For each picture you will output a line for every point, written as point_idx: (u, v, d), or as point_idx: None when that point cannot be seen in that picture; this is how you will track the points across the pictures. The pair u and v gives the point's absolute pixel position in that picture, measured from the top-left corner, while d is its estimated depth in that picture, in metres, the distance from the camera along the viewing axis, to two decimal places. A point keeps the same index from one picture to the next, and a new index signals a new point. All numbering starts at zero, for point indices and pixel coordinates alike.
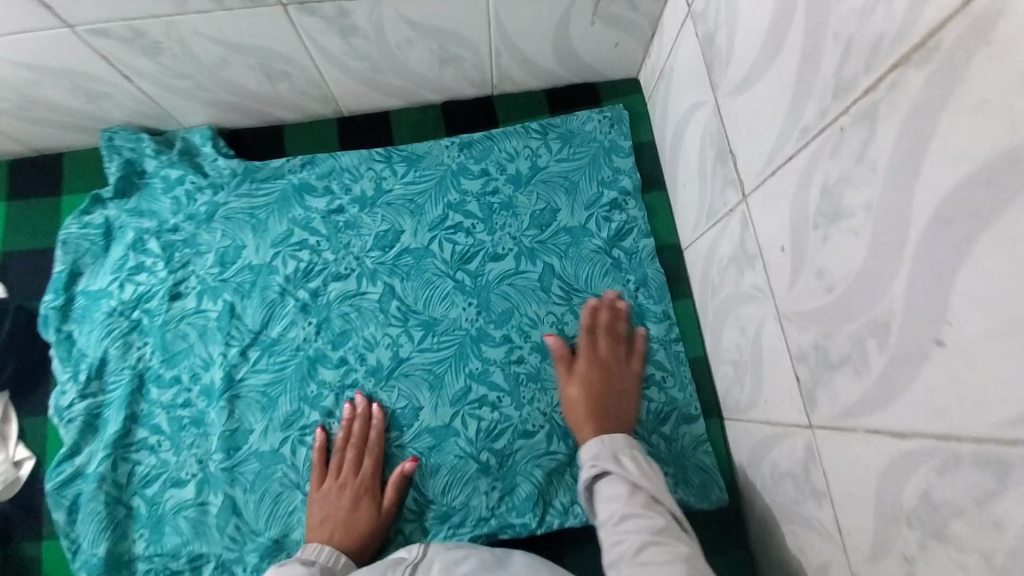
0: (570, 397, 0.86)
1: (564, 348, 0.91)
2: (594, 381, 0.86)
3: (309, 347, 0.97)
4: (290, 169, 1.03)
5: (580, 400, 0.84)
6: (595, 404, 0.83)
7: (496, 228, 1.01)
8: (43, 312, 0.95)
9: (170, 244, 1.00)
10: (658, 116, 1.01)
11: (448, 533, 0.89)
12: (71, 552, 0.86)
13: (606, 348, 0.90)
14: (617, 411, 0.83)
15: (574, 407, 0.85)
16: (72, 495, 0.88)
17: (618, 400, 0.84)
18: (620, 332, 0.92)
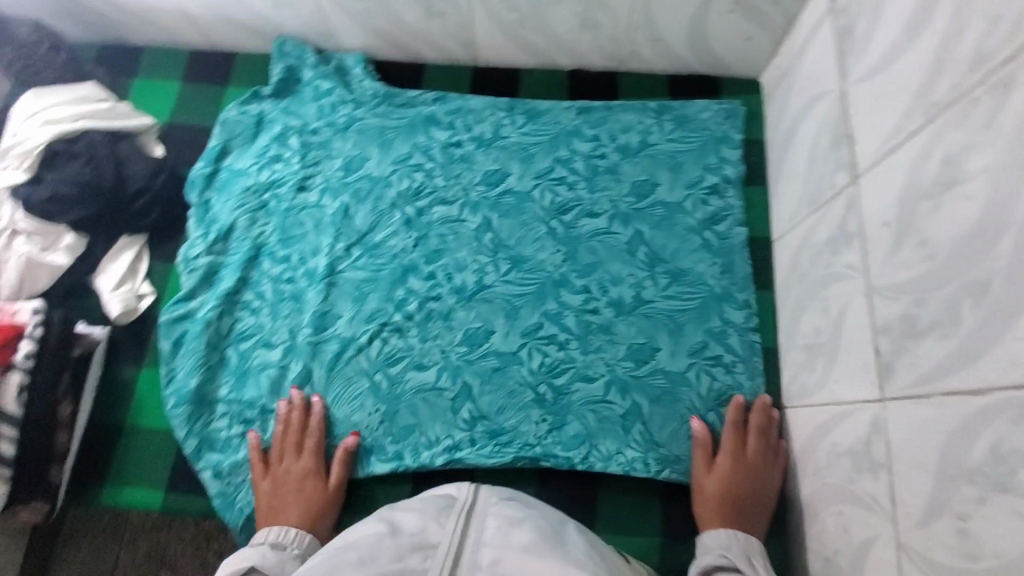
0: (702, 487, 0.87)
1: (708, 437, 0.91)
2: (731, 479, 0.86)
3: (405, 257, 1.04)
4: (423, 101, 1.14)
5: (714, 495, 0.86)
6: (728, 504, 0.85)
7: (598, 188, 1.07)
8: (193, 176, 1.09)
9: (307, 143, 1.11)
10: (774, 113, 1.07)
11: (493, 449, 0.92)
12: (166, 379, 0.97)
13: (752, 450, 0.89)
14: (747, 514, 0.85)
15: (704, 495, 0.87)
16: (179, 332, 0.99)
17: (750, 513, 0.85)
18: (772, 441, 0.90)
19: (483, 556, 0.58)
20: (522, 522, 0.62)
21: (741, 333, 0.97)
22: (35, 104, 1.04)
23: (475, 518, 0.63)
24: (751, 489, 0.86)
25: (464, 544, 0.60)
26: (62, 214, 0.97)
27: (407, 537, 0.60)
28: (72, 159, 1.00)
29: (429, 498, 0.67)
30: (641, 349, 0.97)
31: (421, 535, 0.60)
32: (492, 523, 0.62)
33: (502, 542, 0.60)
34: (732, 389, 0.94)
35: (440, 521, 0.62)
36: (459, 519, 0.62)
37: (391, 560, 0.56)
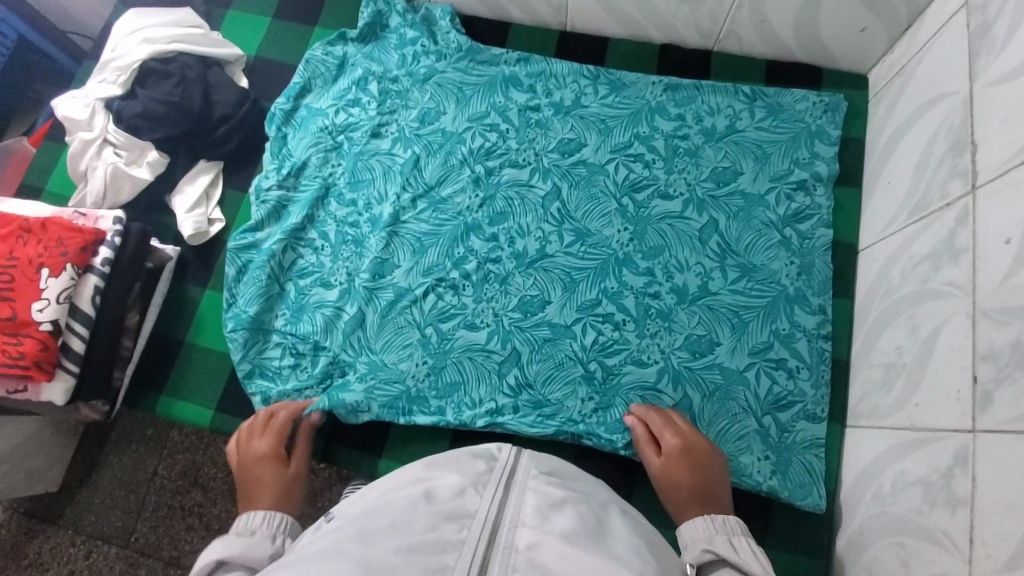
0: (664, 483, 0.81)
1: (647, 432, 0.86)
2: (684, 472, 0.81)
3: (468, 216, 1.02)
4: (506, 61, 1.11)
5: (676, 489, 0.80)
6: (690, 493, 0.79)
7: (675, 169, 1.01)
8: (272, 111, 1.09)
9: (386, 91, 1.11)
10: (880, 112, 0.99)
11: (535, 418, 0.91)
12: (229, 304, 0.99)
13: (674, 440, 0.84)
14: (715, 500, 0.79)
15: (672, 494, 0.80)
16: (243, 261, 1.01)
17: (719, 493, 0.79)
18: (675, 423, 0.85)
19: (520, 538, 0.55)
20: (562, 504, 0.58)
21: (811, 338, 0.91)
22: (134, 24, 1.07)
23: (513, 492, 0.59)
24: (698, 465, 0.80)
25: (501, 523, 0.56)
26: (150, 131, 1.01)
27: (442, 505, 0.57)
28: (165, 79, 1.03)
29: (465, 459, 0.63)
30: (700, 341, 0.93)
31: (458, 503, 0.58)
32: (532, 500, 0.58)
33: (540, 524, 0.55)
34: (793, 397, 0.89)
35: (477, 489, 0.59)
36: (497, 490, 0.59)
37: (424, 529, 0.54)
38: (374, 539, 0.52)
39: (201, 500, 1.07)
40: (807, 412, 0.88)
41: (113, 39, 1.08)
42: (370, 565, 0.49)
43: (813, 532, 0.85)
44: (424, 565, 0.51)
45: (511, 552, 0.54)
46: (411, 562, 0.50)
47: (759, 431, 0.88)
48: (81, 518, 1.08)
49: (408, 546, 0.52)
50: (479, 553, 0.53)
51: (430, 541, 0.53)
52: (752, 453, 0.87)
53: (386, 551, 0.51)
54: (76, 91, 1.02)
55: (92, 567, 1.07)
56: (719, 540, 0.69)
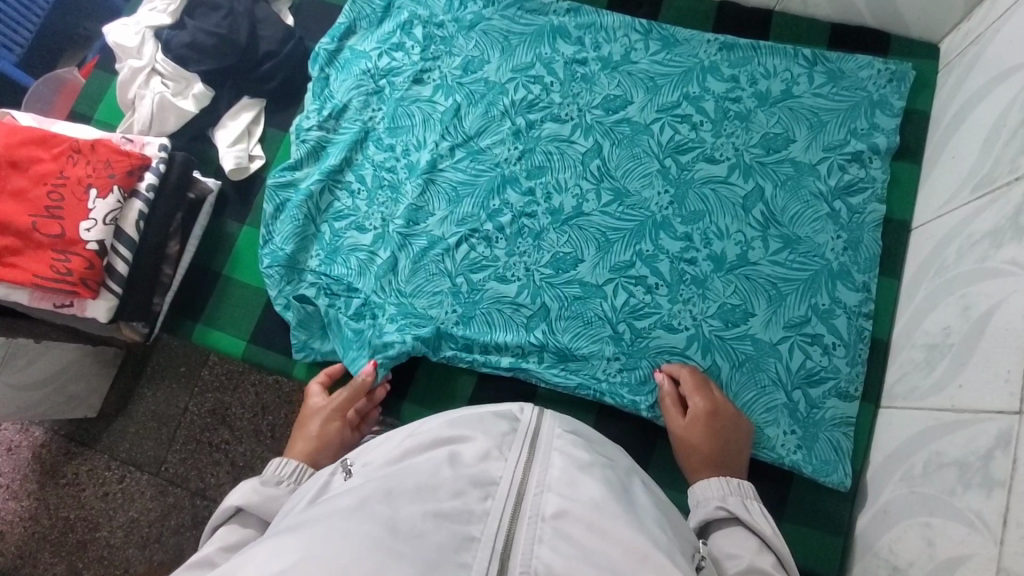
0: (683, 440, 0.83)
1: (674, 391, 0.86)
2: (709, 429, 0.81)
3: (507, 167, 1.01)
4: (555, 11, 1.07)
5: (696, 447, 0.81)
6: (709, 452, 0.80)
7: (723, 133, 0.98)
8: (316, 51, 1.08)
9: (431, 36, 1.08)
10: (950, 84, 0.93)
11: (561, 373, 0.91)
12: (265, 241, 1.00)
13: (705, 403, 0.83)
14: (732, 460, 0.81)
15: (690, 454, 0.82)
16: (280, 199, 1.02)
17: (733, 460, 0.81)
18: (708, 388, 0.85)
19: (546, 505, 0.55)
20: (589, 468, 0.59)
21: (851, 316, 0.88)
22: None
23: (539, 455, 0.60)
24: (716, 432, 0.81)
25: (525, 490, 0.57)
26: (196, 63, 1.02)
27: (466, 469, 0.57)
28: (213, 11, 1.03)
29: (489, 419, 0.65)
30: (733, 310, 0.90)
31: (482, 466, 0.58)
32: (557, 464, 0.59)
33: (568, 490, 0.56)
34: (827, 373, 0.87)
35: (502, 451, 0.60)
36: (522, 452, 0.60)
37: (449, 496, 0.54)
38: (400, 501, 0.52)
39: (228, 439, 1.11)
40: (840, 391, 0.86)
41: None
42: (400, 528, 0.50)
43: (834, 509, 0.84)
44: (452, 532, 0.51)
45: (538, 521, 0.54)
46: (440, 526, 0.51)
47: (788, 405, 0.86)
48: (117, 443, 1.13)
49: (434, 511, 0.52)
50: (504, 520, 0.54)
51: (455, 508, 0.53)
52: (777, 427, 0.86)
53: (413, 514, 0.51)
54: (127, 19, 1.02)
55: (124, 490, 1.12)
56: (732, 500, 0.72)
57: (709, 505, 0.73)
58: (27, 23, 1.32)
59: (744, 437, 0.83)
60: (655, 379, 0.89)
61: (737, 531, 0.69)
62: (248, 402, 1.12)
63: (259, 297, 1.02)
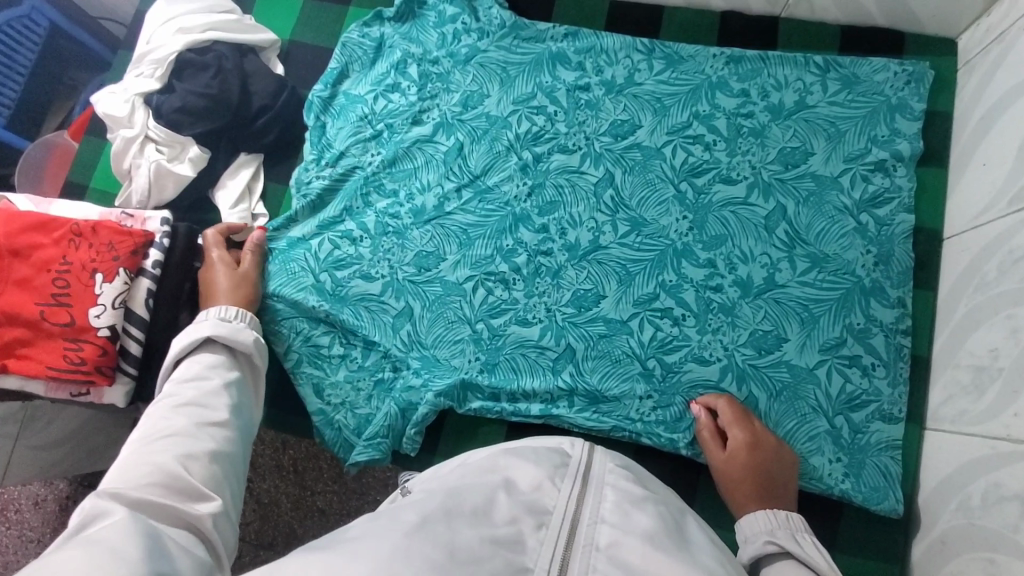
0: (726, 473, 0.80)
1: (711, 423, 0.84)
2: (751, 460, 0.79)
3: (517, 205, 0.97)
4: (552, 37, 1.03)
5: (740, 479, 0.79)
6: (756, 483, 0.77)
7: (738, 151, 0.94)
8: (309, 99, 1.05)
9: (427, 74, 1.04)
10: (973, 83, 0.90)
11: (593, 415, 0.88)
12: (278, 289, 0.96)
13: (744, 434, 0.80)
14: (780, 489, 0.78)
15: (728, 487, 0.80)
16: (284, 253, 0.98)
17: (779, 493, 0.78)
18: (745, 418, 0.82)
19: (600, 536, 0.56)
20: (642, 503, 0.60)
21: (889, 334, 0.85)
22: (168, 12, 1.02)
23: (591, 488, 0.61)
24: (757, 467, 0.78)
25: (580, 517, 0.58)
26: (190, 126, 0.98)
27: (522, 496, 0.60)
28: (202, 71, 0.99)
29: (542, 451, 0.66)
30: (765, 337, 0.87)
31: (535, 496, 0.60)
32: (610, 497, 0.60)
33: (620, 522, 0.57)
34: (868, 396, 0.84)
35: (555, 483, 0.61)
36: (573, 486, 0.61)
37: (504, 521, 0.56)
38: (458, 523, 0.54)
39: (251, 476, 1.14)
40: (883, 412, 0.83)
41: (147, 29, 1.03)
42: (458, 551, 0.52)
43: (889, 539, 0.81)
44: (506, 560, 0.53)
45: (592, 551, 0.55)
46: (496, 553, 0.53)
47: (831, 432, 0.84)
48: None
49: (490, 537, 0.54)
50: (558, 551, 0.55)
51: (509, 535, 0.55)
52: (822, 456, 0.83)
53: (470, 540, 0.53)
54: (114, 87, 0.99)
55: None
56: (781, 532, 0.68)
57: (757, 540, 0.69)
58: (10, 83, 1.27)
59: (788, 470, 0.80)
60: (692, 411, 0.86)
61: (788, 565, 0.64)
62: (269, 439, 1.14)
63: (275, 359, 0.99)
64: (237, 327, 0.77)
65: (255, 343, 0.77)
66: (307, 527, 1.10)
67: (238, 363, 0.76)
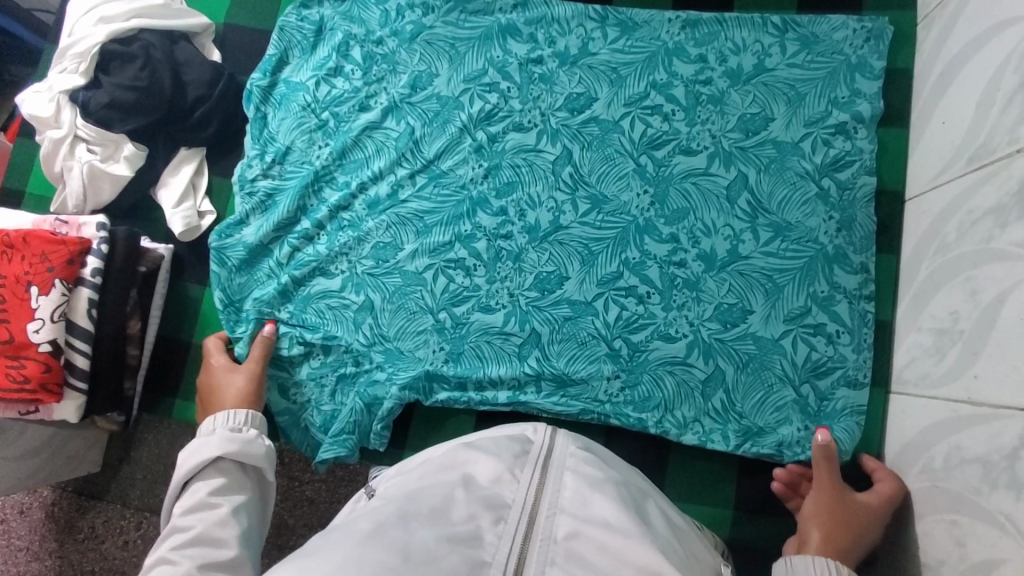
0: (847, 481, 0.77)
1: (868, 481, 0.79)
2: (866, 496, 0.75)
3: (474, 189, 0.93)
4: (501, 8, 0.98)
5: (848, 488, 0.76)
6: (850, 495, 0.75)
7: (698, 121, 0.90)
8: (249, 88, 0.99)
9: (371, 56, 0.99)
10: (932, 39, 0.89)
11: (561, 399, 0.86)
12: (242, 304, 0.94)
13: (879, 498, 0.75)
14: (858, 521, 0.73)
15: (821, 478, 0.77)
16: (225, 260, 0.95)
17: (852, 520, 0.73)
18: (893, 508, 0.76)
19: (558, 526, 0.56)
20: (603, 485, 0.59)
21: (852, 300, 0.84)
22: (88, 2, 0.94)
23: (551, 475, 0.60)
24: (860, 532, 0.72)
25: (538, 511, 0.57)
26: (121, 122, 0.91)
27: (479, 491, 0.58)
28: (130, 62, 0.92)
29: (501, 441, 0.64)
30: (730, 310, 0.85)
31: (495, 489, 0.59)
32: (569, 484, 0.59)
33: (579, 511, 0.56)
34: (834, 363, 0.83)
35: (515, 474, 0.60)
36: (534, 474, 0.60)
37: (462, 520, 0.55)
38: (414, 525, 0.53)
39: None
40: (849, 378, 0.83)
41: (68, 21, 0.95)
42: (413, 555, 0.50)
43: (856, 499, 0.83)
44: (464, 556, 0.52)
45: (550, 543, 0.54)
46: (453, 551, 0.52)
47: (798, 401, 0.83)
48: (127, 492, 1.07)
49: (448, 536, 0.53)
50: (517, 544, 0.54)
51: (467, 532, 0.54)
52: (791, 425, 0.83)
53: (426, 539, 0.52)
54: (38, 85, 0.91)
55: (144, 537, 1.06)
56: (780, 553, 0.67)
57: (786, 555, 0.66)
58: None
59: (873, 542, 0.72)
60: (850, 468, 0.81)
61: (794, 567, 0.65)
62: None
63: None
64: (247, 438, 0.72)
65: (267, 454, 0.73)
66: (298, 516, 1.07)
67: (248, 478, 0.72)
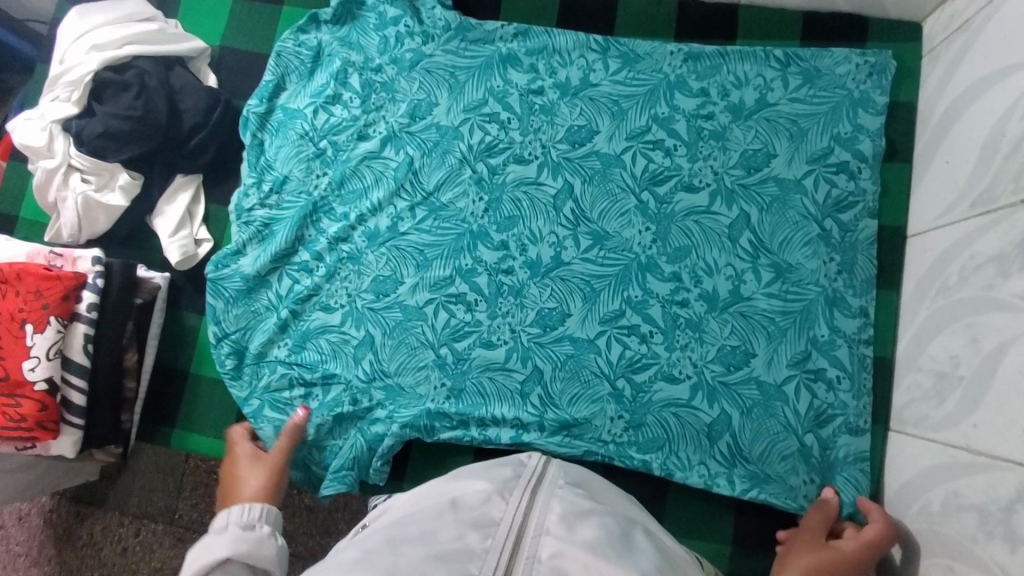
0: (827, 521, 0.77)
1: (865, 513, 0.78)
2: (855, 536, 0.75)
3: (473, 222, 0.93)
4: (502, 37, 0.96)
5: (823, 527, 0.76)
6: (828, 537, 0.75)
7: (700, 157, 0.89)
8: (245, 114, 0.98)
9: (370, 84, 0.97)
10: (935, 78, 0.88)
11: (565, 441, 0.86)
12: (242, 336, 0.94)
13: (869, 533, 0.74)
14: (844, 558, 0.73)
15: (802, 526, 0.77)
16: (224, 291, 0.95)
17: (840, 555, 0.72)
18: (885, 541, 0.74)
19: (543, 547, 0.55)
20: (589, 514, 0.59)
21: (852, 345, 0.84)
22: (81, 26, 0.93)
23: (540, 497, 0.61)
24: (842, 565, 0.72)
25: (526, 532, 0.56)
26: (116, 152, 0.90)
27: (468, 513, 0.58)
28: (124, 90, 0.90)
29: (494, 470, 0.66)
30: (733, 352, 0.86)
31: (483, 510, 0.59)
32: (557, 508, 0.59)
33: (565, 533, 0.56)
34: (834, 409, 0.84)
35: (504, 496, 0.61)
36: (522, 497, 0.60)
37: (450, 538, 0.55)
38: (404, 548, 0.53)
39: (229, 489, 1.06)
40: (849, 425, 0.83)
41: (60, 46, 0.93)
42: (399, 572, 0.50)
43: None
44: (449, 571, 0.51)
45: (533, 563, 0.54)
46: (440, 567, 0.51)
47: (802, 451, 0.83)
48: (126, 499, 1.07)
49: (435, 554, 0.52)
50: (502, 559, 0.54)
51: (454, 550, 0.53)
52: (798, 477, 0.83)
53: (414, 559, 0.51)
54: (29, 113, 0.90)
55: (143, 543, 1.07)
56: None
57: None
58: None
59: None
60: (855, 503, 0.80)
61: None
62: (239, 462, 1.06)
63: (230, 407, 0.95)
64: (261, 537, 0.66)
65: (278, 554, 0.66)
66: (296, 524, 1.06)
67: None
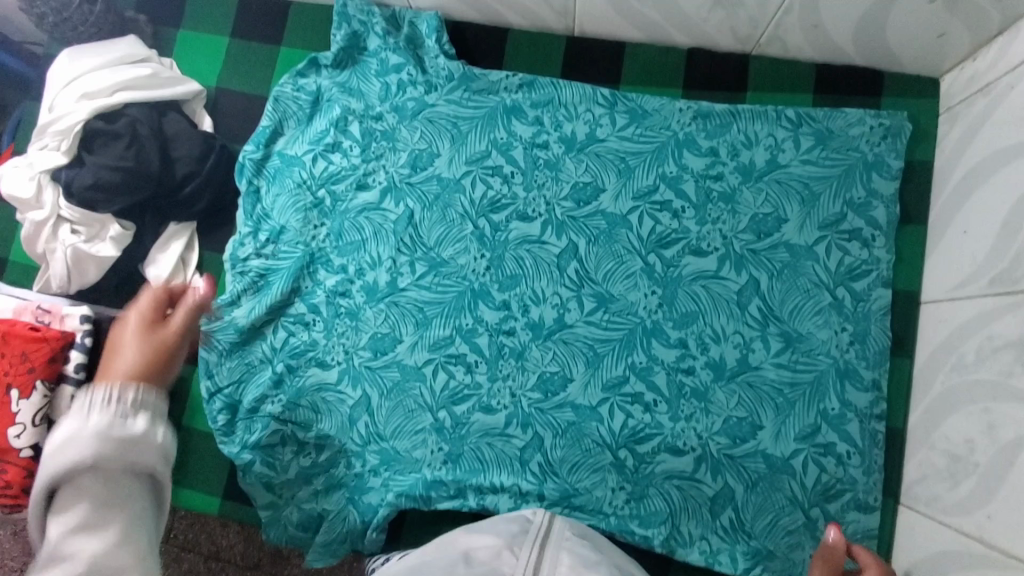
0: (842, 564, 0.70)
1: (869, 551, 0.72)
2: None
3: (475, 279, 0.90)
4: (506, 87, 0.93)
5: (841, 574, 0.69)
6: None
7: (708, 219, 0.87)
8: (241, 160, 0.95)
9: (371, 133, 0.94)
10: (956, 135, 0.83)
11: (565, 511, 0.83)
12: (236, 391, 0.92)
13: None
14: None
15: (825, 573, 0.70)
16: (218, 342, 0.92)
17: None
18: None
19: None
20: (598, 565, 0.58)
21: (864, 421, 0.82)
22: (71, 71, 0.90)
23: (549, 550, 0.59)
24: None
25: None
26: (106, 203, 0.87)
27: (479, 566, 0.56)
28: (115, 140, 0.87)
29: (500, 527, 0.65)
30: (739, 425, 0.83)
31: (494, 564, 0.56)
32: (566, 561, 0.58)
33: None
34: (843, 485, 0.81)
35: (513, 551, 0.59)
36: (532, 552, 0.58)
37: None
38: None
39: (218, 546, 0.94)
40: (857, 503, 0.81)
41: (49, 92, 0.90)
42: None
43: None
44: None
45: None
46: None
47: (809, 526, 0.81)
48: None
49: None
50: None
51: None
52: (802, 551, 0.81)
53: None
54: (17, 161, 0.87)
55: None
56: None
57: None
58: None
59: None
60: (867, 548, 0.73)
61: None
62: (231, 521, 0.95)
63: (222, 462, 0.93)
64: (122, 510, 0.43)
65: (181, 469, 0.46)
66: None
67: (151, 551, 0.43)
